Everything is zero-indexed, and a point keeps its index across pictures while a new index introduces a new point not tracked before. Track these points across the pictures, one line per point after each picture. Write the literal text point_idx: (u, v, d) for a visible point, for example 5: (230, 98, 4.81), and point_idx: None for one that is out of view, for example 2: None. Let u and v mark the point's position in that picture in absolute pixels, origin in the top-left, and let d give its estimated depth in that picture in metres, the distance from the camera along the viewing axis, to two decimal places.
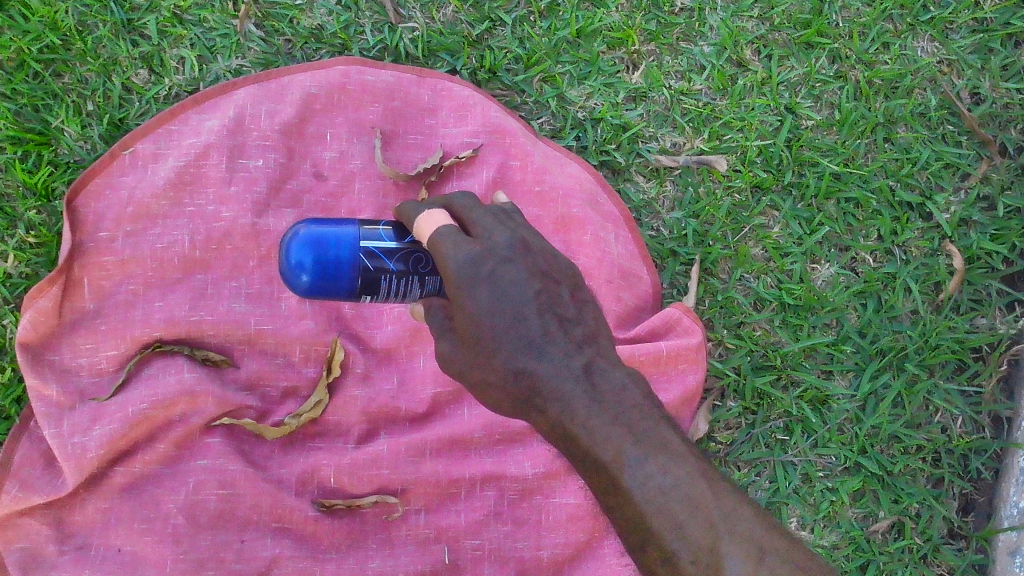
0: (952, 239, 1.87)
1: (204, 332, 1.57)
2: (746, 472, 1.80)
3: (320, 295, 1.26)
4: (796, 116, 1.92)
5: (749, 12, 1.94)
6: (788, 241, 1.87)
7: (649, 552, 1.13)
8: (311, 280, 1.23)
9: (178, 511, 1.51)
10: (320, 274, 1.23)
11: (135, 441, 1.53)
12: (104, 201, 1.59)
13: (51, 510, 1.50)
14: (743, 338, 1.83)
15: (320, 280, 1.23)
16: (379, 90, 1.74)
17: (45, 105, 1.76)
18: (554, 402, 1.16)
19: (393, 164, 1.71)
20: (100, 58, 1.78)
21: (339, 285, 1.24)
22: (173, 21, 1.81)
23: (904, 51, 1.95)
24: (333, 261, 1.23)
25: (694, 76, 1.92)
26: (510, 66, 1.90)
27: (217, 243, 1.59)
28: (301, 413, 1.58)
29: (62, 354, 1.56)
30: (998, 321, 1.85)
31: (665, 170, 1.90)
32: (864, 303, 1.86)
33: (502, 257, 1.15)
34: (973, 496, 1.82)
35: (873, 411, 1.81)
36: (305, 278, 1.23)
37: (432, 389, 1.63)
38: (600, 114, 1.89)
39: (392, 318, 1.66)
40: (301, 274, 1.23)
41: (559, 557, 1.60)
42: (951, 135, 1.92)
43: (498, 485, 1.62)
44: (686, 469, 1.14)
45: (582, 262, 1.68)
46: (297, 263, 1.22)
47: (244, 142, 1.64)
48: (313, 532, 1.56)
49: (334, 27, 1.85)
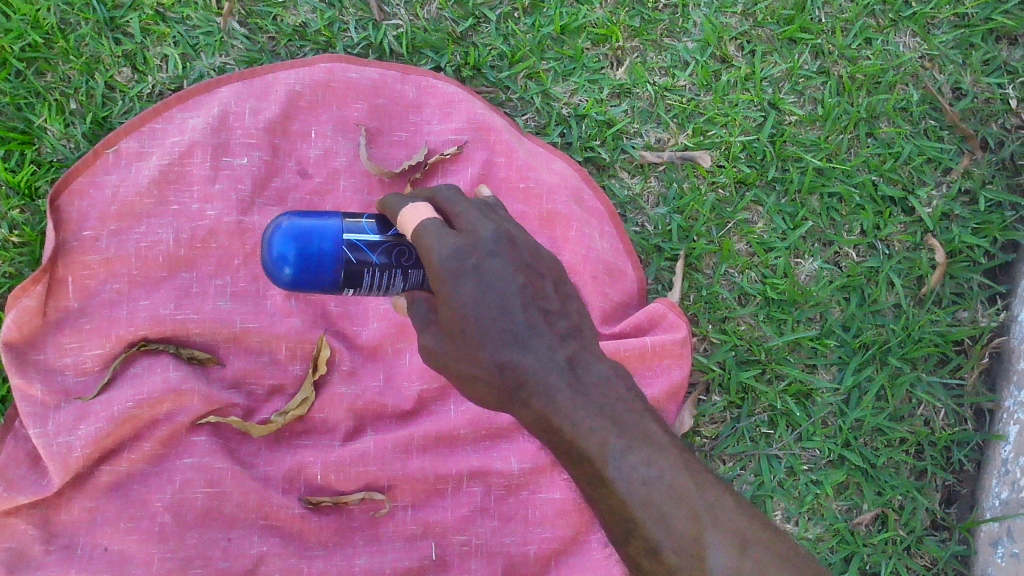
0: (934, 233, 1.89)
1: (189, 330, 1.57)
2: (731, 466, 1.81)
3: (303, 288, 1.26)
4: (779, 112, 1.93)
5: (732, 8, 1.96)
6: (772, 236, 1.88)
7: (632, 545, 1.13)
8: (294, 273, 1.23)
9: (165, 510, 1.51)
10: (302, 267, 1.23)
11: (121, 439, 1.53)
12: (88, 200, 1.59)
13: (37, 509, 1.50)
14: (728, 333, 1.84)
15: (302, 273, 1.24)
16: (364, 87, 1.74)
17: (28, 104, 1.75)
18: (539, 395, 1.16)
19: (378, 161, 1.72)
20: (83, 57, 1.78)
21: (322, 278, 1.25)
22: (156, 19, 1.81)
23: (886, 46, 1.97)
24: (316, 254, 1.23)
25: (678, 72, 1.93)
26: (494, 63, 1.90)
27: (202, 241, 1.59)
28: (287, 411, 1.58)
29: (46, 353, 1.56)
30: (980, 314, 1.86)
31: (650, 166, 1.91)
32: (848, 297, 1.87)
33: (487, 250, 1.16)
34: (955, 487, 1.84)
35: (857, 404, 1.83)
36: (287, 271, 1.23)
37: (418, 385, 1.64)
38: (585, 111, 1.90)
39: (378, 315, 1.66)
40: (283, 267, 1.23)
41: (546, 552, 1.60)
42: (933, 130, 1.93)
43: (485, 481, 1.62)
44: (669, 462, 1.14)
45: (567, 258, 1.69)
46: (280, 256, 1.23)
47: (228, 140, 1.64)
48: (301, 529, 1.56)
49: (318, 24, 1.85)
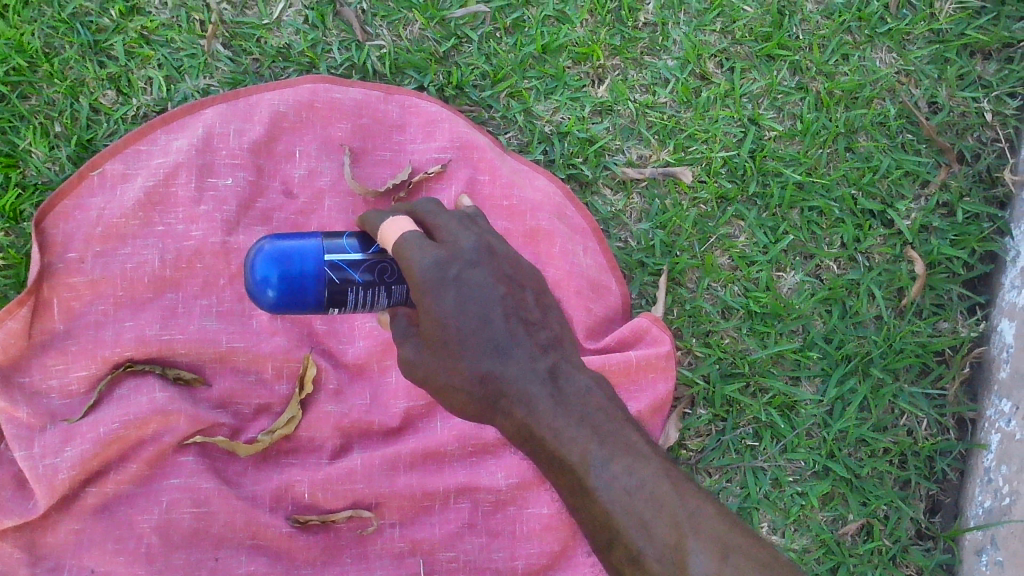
0: (913, 246, 1.92)
1: (175, 351, 1.57)
2: (717, 479, 1.82)
3: (287, 310, 1.27)
4: (758, 127, 1.96)
5: (711, 26, 1.99)
6: (754, 250, 1.91)
7: (615, 554, 1.14)
8: (277, 295, 1.24)
9: (152, 531, 1.50)
10: (285, 289, 1.24)
11: (107, 461, 1.52)
12: (73, 222, 1.59)
13: (23, 532, 1.49)
14: (712, 346, 1.85)
15: (286, 295, 1.25)
16: (348, 108, 1.76)
17: (13, 128, 1.76)
18: (520, 404, 1.20)
19: (361, 180, 1.73)
20: (67, 80, 1.79)
21: (305, 300, 1.26)
22: (140, 42, 1.83)
23: (862, 62, 2.00)
24: (298, 275, 1.24)
25: (658, 89, 1.96)
26: (477, 82, 1.92)
27: (187, 262, 1.60)
28: (274, 430, 1.58)
29: (31, 376, 1.55)
30: (960, 324, 1.89)
31: (632, 182, 1.93)
32: (830, 309, 1.90)
33: (467, 261, 1.18)
34: (939, 497, 1.85)
35: (840, 415, 1.84)
36: (271, 293, 1.24)
37: (404, 402, 1.64)
38: (567, 128, 1.92)
39: (364, 333, 1.66)
40: (267, 289, 1.24)
41: (534, 566, 1.61)
42: (910, 144, 1.96)
43: (473, 496, 1.63)
44: (650, 469, 1.16)
45: (552, 274, 1.70)
46: (263, 279, 1.24)
47: (213, 161, 1.65)
48: (288, 548, 1.56)
49: (302, 46, 1.87)
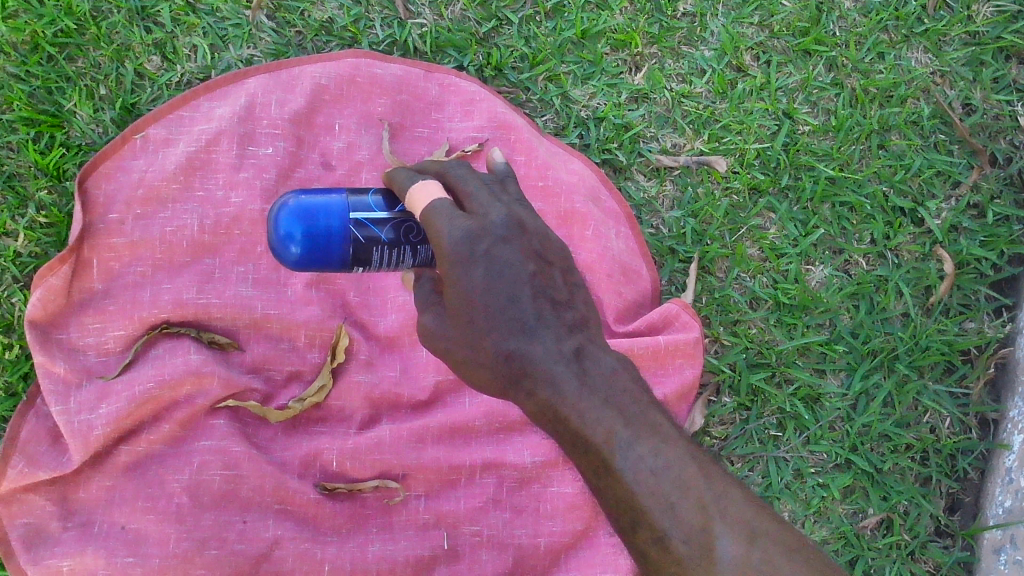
0: (942, 245, 1.92)
1: (211, 315, 1.59)
2: (740, 467, 1.83)
3: (310, 268, 1.28)
4: (793, 121, 1.97)
5: (749, 19, 1.99)
6: (784, 242, 1.91)
7: (639, 534, 1.14)
8: (301, 251, 1.25)
9: (182, 490, 1.52)
10: (310, 245, 1.25)
11: (140, 420, 1.54)
12: (115, 183, 1.61)
13: (56, 486, 1.52)
14: (739, 335, 1.87)
15: (310, 252, 1.25)
16: (388, 83, 1.77)
17: (59, 88, 1.78)
18: (545, 384, 1.18)
19: (400, 155, 1.75)
20: (114, 44, 1.81)
21: (329, 257, 1.26)
22: (186, 10, 1.84)
23: (898, 61, 2.00)
24: (323, 232, 1.25)
25: (695, 79, 1.97)
26: (515, 64, 1.94)
27: (226, 228, 1.62)
28: (304, 398, 1.59)
29: (69, 333, 1.57)
30: (986, 325, 1.89)
31: (665, 170, 1.94)
32: (857, 304, 1.90)
33: (498, 236, 1.16)
34: (959, 495, 1.86)
35: (863, 409, 1.85)
36: (295, 249, 1.25)
37: (433, 376, 1.65)
38: (603, 114, 1.93)
39: (396, 306, 1.68)
40: (291, 245, 1.25)
41: (556, 544, 1.62)
42: (943, 144, 1.97)
43: (497, 473, 1.64)
44: (676, 452, 1.17)
45: (583, 256, 1.72)
46: (287, 234, 1.24)
47: (254, 129, 1.66)
48: (315, 515, 1.58)
49: (345, 20, 1.88)
